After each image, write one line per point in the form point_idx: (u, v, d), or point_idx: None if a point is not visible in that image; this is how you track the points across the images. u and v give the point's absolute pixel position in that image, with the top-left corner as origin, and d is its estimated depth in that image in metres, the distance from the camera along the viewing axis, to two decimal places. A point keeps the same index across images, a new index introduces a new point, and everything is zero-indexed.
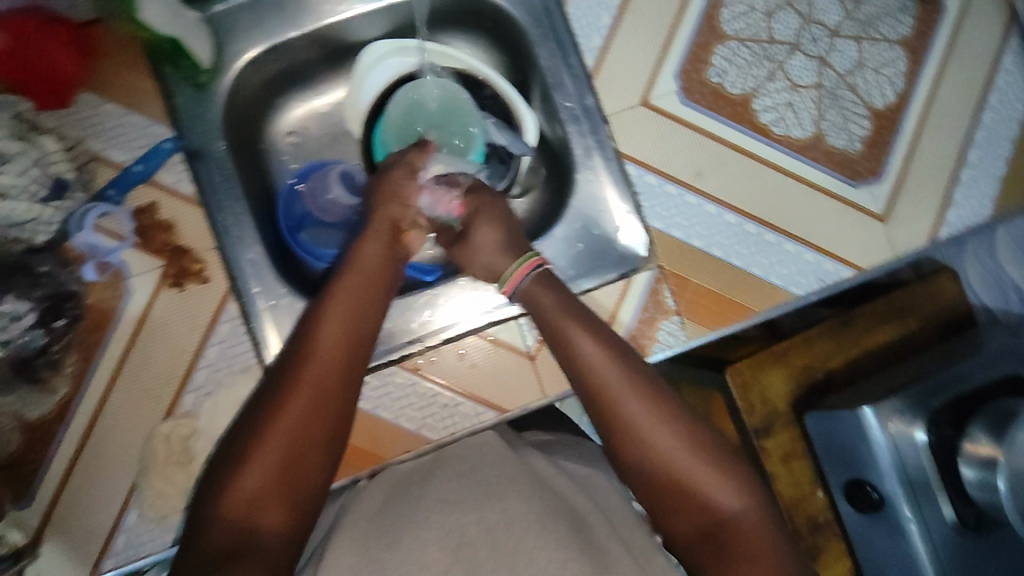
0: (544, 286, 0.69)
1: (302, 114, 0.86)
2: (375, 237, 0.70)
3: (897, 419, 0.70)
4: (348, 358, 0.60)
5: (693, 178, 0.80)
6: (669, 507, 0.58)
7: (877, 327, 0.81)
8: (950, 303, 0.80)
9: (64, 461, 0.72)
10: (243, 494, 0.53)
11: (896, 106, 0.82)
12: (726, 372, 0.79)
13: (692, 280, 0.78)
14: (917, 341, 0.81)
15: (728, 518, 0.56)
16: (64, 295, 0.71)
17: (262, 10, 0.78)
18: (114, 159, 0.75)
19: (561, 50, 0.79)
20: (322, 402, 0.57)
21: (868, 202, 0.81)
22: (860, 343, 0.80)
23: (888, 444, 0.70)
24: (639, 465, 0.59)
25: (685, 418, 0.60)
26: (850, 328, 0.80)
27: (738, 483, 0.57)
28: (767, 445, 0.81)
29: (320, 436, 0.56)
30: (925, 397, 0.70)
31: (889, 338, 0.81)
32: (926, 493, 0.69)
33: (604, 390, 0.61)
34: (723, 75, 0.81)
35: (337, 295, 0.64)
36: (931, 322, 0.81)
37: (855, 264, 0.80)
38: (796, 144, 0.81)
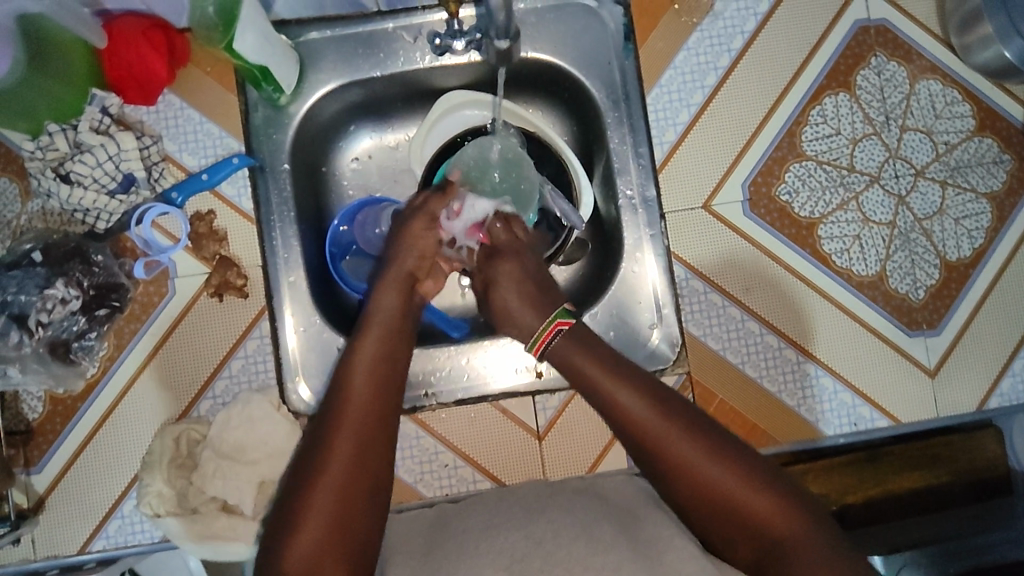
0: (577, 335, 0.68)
1: (371, 145, 0.88)
2: (391, 290, 0.71)
3: None
4: (381, 406, 0.62)
5: (740, 293, 0.78)
6: (728, 534, 0.57)
7: (904, 470, 0.77)
8: (987, 463, 0.77)
9: (79, 437, 0.75)
10: (302, 551, 0.53)
11: (970, 261, 0.78)
12: None
13: (718, 395, 0.77)
14: (943, 493, 0.77)
15: (784, 536, 0.54)
16: (111, 286, 0.75)
17: (351, 47, 0.80)
18: (184, 163, 0.78)
19: (634, 136, 0.79)
20: (361, 449, 0.58)
21: (919, 352, 0.77)
22: (882, 482, 0.76)
23: None
24: (688, 495, 0.58)
25: (723, 440, 0.59)
26: (874, 464, 0.76)
27: (787, 507, 0.56)
28: None
29: (367, 479, 0.57)
30: (942, 560, 0.73)
31: (914, 485, 0.77)
32: None
33: (640, 425, 0.60)
34: (794, 194, 0.79)
35: (366, 350, 0.65)
36: (963, 477, 0.77)
37: (893, 414, 0.77)
38: (856, 280, 0.78)
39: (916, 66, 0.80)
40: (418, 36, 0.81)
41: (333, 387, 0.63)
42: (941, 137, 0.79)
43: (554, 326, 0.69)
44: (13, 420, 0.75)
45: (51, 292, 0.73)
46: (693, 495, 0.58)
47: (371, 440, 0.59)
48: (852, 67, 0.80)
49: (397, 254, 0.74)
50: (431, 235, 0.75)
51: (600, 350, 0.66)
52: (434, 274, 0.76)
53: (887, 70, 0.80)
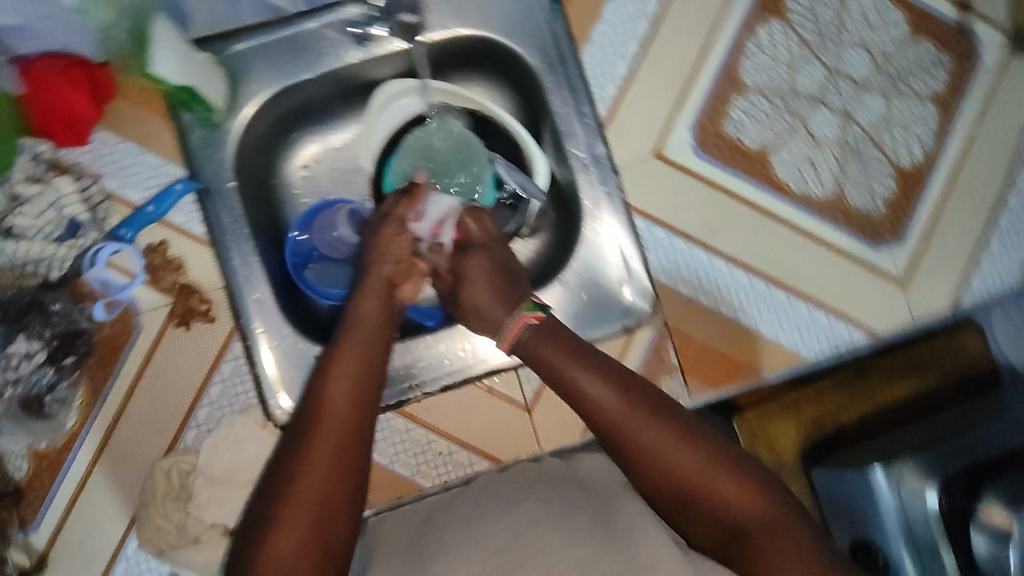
0: (546, 334, 0.67)
1: (316, 150, 0.87)
2: (372, 296, 0.70)
3: (913, 475, 0.70)
4: (363, 415, 0.61)
5: (704, 235, 0.77)
6: (694, 518, 0.58)
7: (892, 380, 0.80)
8: (974, 359, 0.78)
9: (70, 488, 0.74)
10: (278, 561, 0.53)
11: (923, 165, 0.79)
12: (734, 421, 0.81)
13: (697, 338, 0.77)
14: (937, 396, 0.79)
15: (752, 514, 0.56)
16: (75, 332, 0.74)
17: (278, 53, 0.79)
18: (129, 198, 0.77)
19: (575, 97, 0.78)
20: (341, 459, 0.58)
21: (887, 263, 0.78)
22: (872, 395, 0.80)
23: (898, 500, 0.72)
24: (654, 482, 0.59)
25: (685, 422, 0.60)
26: (862, 381, 0.80)
27: (753, 483, 0.57)
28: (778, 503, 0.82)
29: (344, 488, 0.57)
30: (944, 462, 0.69)
31: (906, 393, 0.80)
32: (931, 552, 0.69)
33: (611, 420, 0.61)
34: (741, 127, 0.78)
35: (345, 356, 0.64)
36: (953, 377, 0.79)
37: (869, 326, 0.77)
38: (814, 202, 0.78)
39: None
40: (342, 31, 0.79)
41: (311, 396, 0.62)
42: (877, 48, 0.80)
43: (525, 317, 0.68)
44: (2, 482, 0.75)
45: (14, 348, 0.73)
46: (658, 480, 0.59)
47: (350, 450, 0.58)
48: None
49: (375, 256, 0.72)
50: (403, 239, 0.73)
51: (559, 341, 0.66)
52: (411, 276, 0.74)
53: None
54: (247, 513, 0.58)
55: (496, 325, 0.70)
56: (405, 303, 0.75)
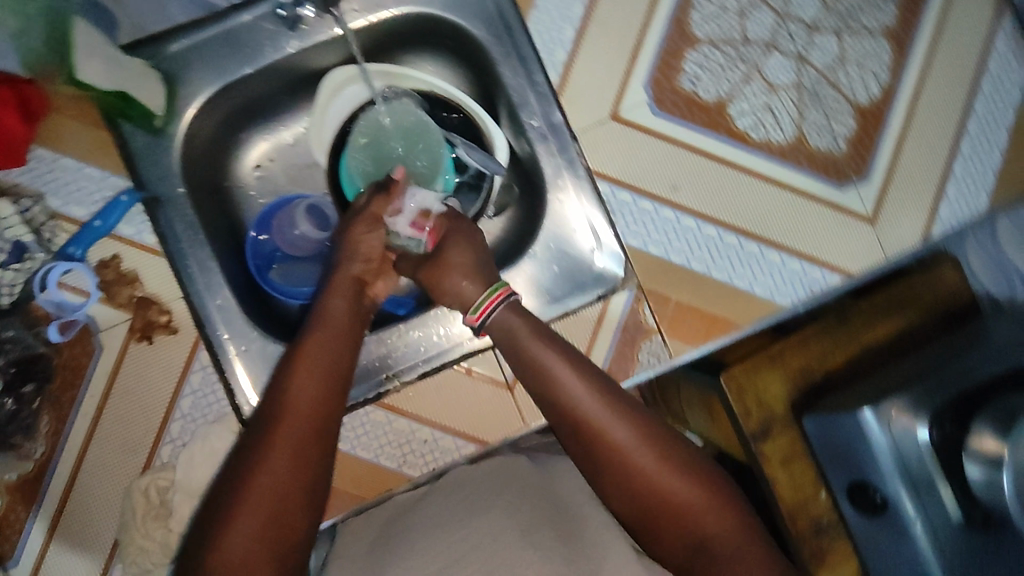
0: (516, 314, 0.66)
1: (268, 147, 0.84)
2: (339, 292, 0.68)
3: (899, 412, 0.66)
4: (326, 412, 0.60)
5: (669, 192, 0.76)
6: (654, 530, 0.59)
7: (876, 319, 0.74)
8: (952, 292, 0.75)
9: (46, 519, 0.72)
10: (232, 560, 0.52)
11: (881, 101, 0.78)
12: (721, 378, 0.71)
13: (672, 297, 0.76)
14: (920, 333, 0.74)
15: (713, 531, 0.58)
16: (31, 357, 0.72)
17: (213, 49, 0.75)
18: (74, 215, 0.74)
19: (525, 67, 0.76)
20: (303, 458, 0.56)
21: (855, 203, 0.77)
22: (857, 338, 0.74)
23: (889, 442, 0.67)
24: (620, 489, 0.59)
25: (659, 432, 0.61)
26: (844, 323, 0.74)
27: (716, 499, 0.59)
28: (765, 450, 0.72)
29: (304, 488, 0.56)
30: (931, 395, 0.65)
31: (889, 332, 0.74)
32: (927, 485, 0.65)
33: (587, 421, 0.60)
34: (697, 81, 0.77)
35: (310, 350, 0.63)
36: (931, 312, 0.75)
37: (842, 268, 0.77)
38: (776, 149, 0.77)
39: None
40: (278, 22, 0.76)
41: (274, 392, 0.60)
42: None
43: (497, 295, 0.66)
44: None
45: None
46: (625, 485, 0.59)
47: (313, 449, 0.57)
48: None
49: (345, 249, 0.70)
50: (373, 236, 0.70)
51: (539, 335, 0.64)
52: (382, 275, 0.72)
53: None
54: (204, 508, 0.57)
55: (469, 302, 0.68)
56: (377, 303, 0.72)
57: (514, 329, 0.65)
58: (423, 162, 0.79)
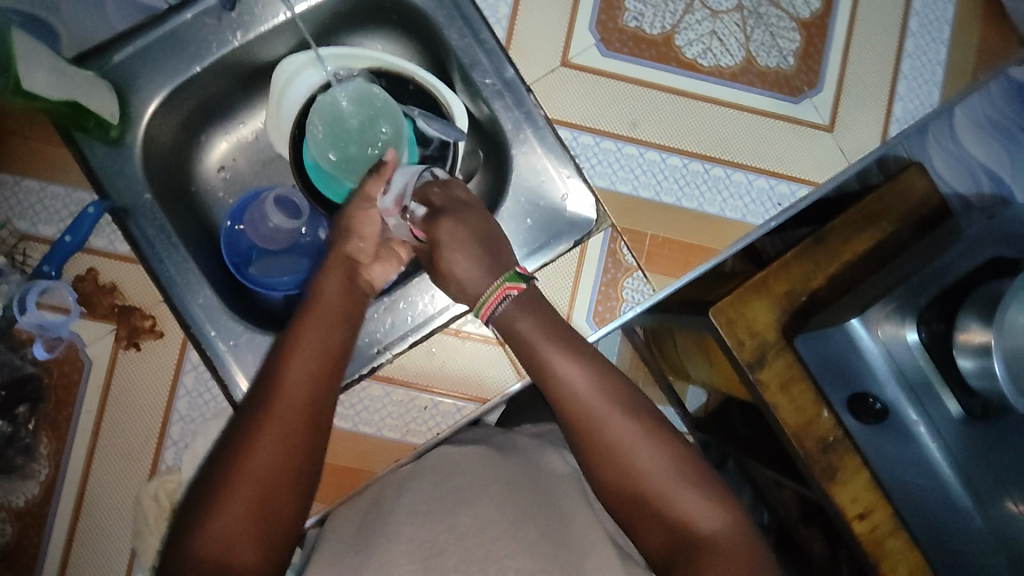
0: (525, 311, 0.66)
1: (229, 148, 0.85)
2: (335, 274, 0.69)
3: (887, 323, 0.67)
4: (317, 398, 0.60)
5: (630, 130, 0.77)
6: (643, 522, 0.62)
7: (852, 238, 0.76)
8: (921, 198, 0.77)
9: (60, 540, 0.72)
10: (218, 535, 0.54)
11: (822, 12, 0.80)
12: (709, 313, 0.73)
13: (648, 232, 0.77)
14: (894, 243, 0.77)
15: (697, 529, 0.61)
16: (22, 378, 0.72)
17: (158, 51, 0.75)
18: (44, 235, 0.73)
19: (470, 27, 0.77)
20: (292, 447, 0.58)
21: (811, 115, 0.78)
22: (837, 257, 0.76)
23: (881, 351, 0.68)
24: (615, 480, 0.62)
25: (666, 437, 0.64)
26: (824, 244, 0.76)
27: (706, 496, 0.62)
28: (762, 377, 0.74)
29: (292, 474, 0.57)
30: (915, 294, 0.67)
31: (869, 246, 0.76)
32: (928, 391, 0.68)
33: (588, 418, 0.63)
34: (640, 17, 0.78)
35: (305, 328, 0.64)
36: (906, 220, 0.77)
37: (809, 180, 0.78)
38: (727, 73, 0.78)
39: None
40: (220, 15, 0.76)
41: (268, 369, 0.61)
42: None
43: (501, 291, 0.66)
44: None
45: None
46: (619, 479, 0.62)
47: (303, 435, 0.58)
48: None
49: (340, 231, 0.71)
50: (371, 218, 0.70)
51: (546, 331, 0.66)
52: (382, 259, 0.72)
53: None
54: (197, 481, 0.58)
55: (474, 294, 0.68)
56: (375, 286, 0.73)
57: (518, 322, 0.66)
58: (386, 133, 0.79)
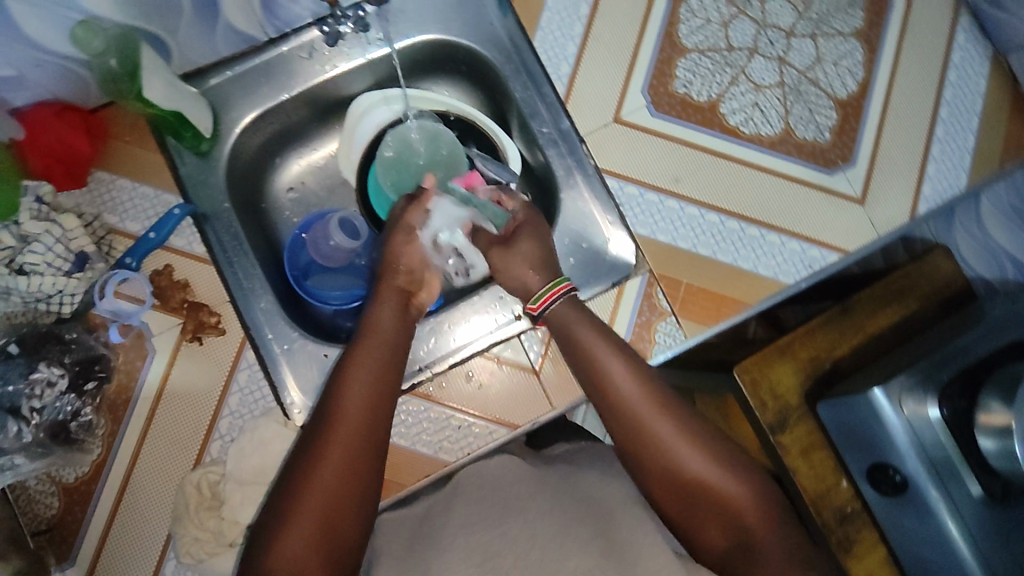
0: (575, 310, 0.70)
1: (300, 170, 0.92)
2: (389, 307, 0.71)
3: (909, 399, 0.71)
4: (372, 422, 0.61)
5: (672, 185, 0.83)
6: (695, 521, 0.61)
7: (877, 311, 0.80)
8: (948, 280, 0.81)
9: (103, 517, 0.76)
10: (287, 553, 0.55)
11: (858, 94, 0.86)
12: (735, 373, 0.78)
13: (684, 281, 0.82)
14: (918, 320, 0.81)
15: (754, 529, 0.60)
16: (93, 358, 0.77)
17: (253, 78, 0.83)
18: (130, 230, 0.80)
19: (533, 81, 0.83)
20: (349, 472, 0.58)
21: (844, 187, 0.84)
22: (862, 329, 0.80)
23: (903, 425, 0.72)
24: (665, 483, 0.62)
25: (714, 436, 0.63)
26: (850, 314, 0.80)
27: (760, 501, 0.61)
28: (784, 441, 0.78)
29: (354, 497, 0.58)
30: (936, 370, 0.70)
31: (892, 321, 0.80)
32: (950, 469, 0.70)
33: (634, 416, 0.63)
34: (689, 85, 0.85)
35: (365, 352, 0.66)
36: (932, 301, 0.81)
37: (839, 246, 0.83)
38: (767, 141, 0.84)
39: None
40: (312, 51, 0.84)
41: (327, 399, 0.62)
42: None
43: (555, 290, 0.71)
44: (34, 521, 0.75)
45: (37, 375, 0.75)
46: (669, 482, 0.62)
47: (363, 457, 0.59)
48: None
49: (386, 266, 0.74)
50: (411, 247, 0.74)
51: (595, 330, 0.69)
52: (426, 285, 0.74)
53: None
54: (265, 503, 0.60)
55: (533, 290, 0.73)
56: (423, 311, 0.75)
57: (569, 322, 0.70)
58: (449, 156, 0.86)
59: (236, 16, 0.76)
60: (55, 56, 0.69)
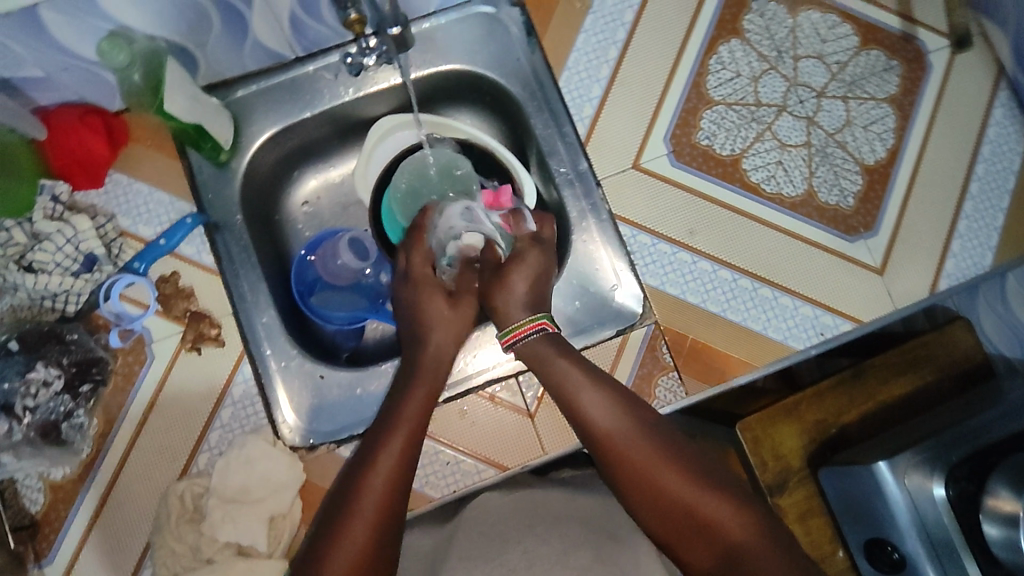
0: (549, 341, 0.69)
1: (317, 185, 0.91)
2: (435, 368, 0.71)
3: (915, 473, 0.67)
4: (408, 474, 0.61)
5: (686, 237, 0.82)
6: (685, 542, 0.60)
7: (890, 379, 0.78)
8: (965, 355, 0.78)
9: (85, 518, 0.76)
10: None
11: (887, 161, 0.84)
12: (737, 428, 0.75)
13: (689, 335, 0.80)
14: (933, 393, 0.78)
15: (742, 541, 0.58)
16: (91, 360, 0.78)
17: (276, 95, 0.83)
18: (141, 234, 0.81)
19: (555, 119, 0.83)
20: (385, 520, 0.58)
21: (863, 255, 0.82)
22: (873, 396, 0.77)
23: (907, 501, 0.67)
24: (649, 504, 0.61)
25: (691, 457, 0.63)
26: (862, 381, 0.77)
27: (745, 518, 0.59)
28: (783, 503, 0.75)
29: (386, 545, 0.58)
30: (945, 449, 0.67)
31: (904, 392, 0.78)
32: (950, 552, 0.66)
33: (607, 441, 0.63)
34: (713, 137, 0.84)
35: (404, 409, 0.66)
36: (948, 373, 0.78)
37: (853, 316, 0.81)
38: (788, 202, 0.83)
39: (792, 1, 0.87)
40: (338, 72, 0.84)
41: (365, 448, 0.63)
42: (832, 58, 0.86)
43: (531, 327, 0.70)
44: (16, 516, 0.76)
45: (33, 374, 0.76)
46: (653, 503, 0.61)
47: (396, 504, 0.59)
48: (737, 15, 0.87)
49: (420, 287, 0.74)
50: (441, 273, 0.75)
51: (564, 353, 0.69)
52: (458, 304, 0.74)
53: (769, 11, 0.87)
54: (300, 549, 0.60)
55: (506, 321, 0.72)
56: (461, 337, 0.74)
57: (547, 357, 0.69)
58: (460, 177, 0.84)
59: (265, 33, 0.77)
60: (83, 62, 0.70)
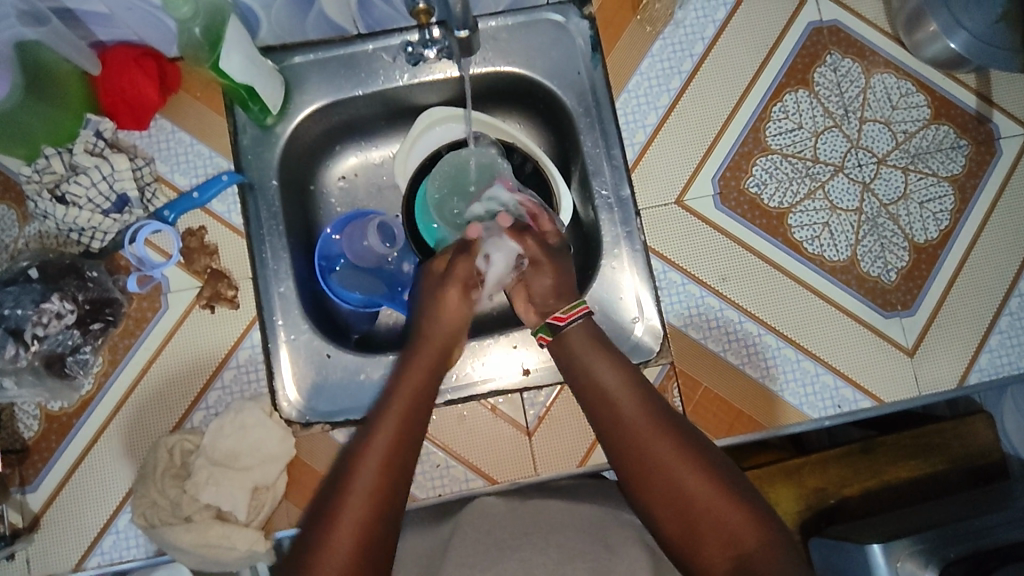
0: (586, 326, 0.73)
1: (356, 163, 0.90)
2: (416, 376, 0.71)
3: (908, 562, 0.65)
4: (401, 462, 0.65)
5: (717, 283, 0.80)
6: (696, 541, 0.61)
7: (899, 460, 0.79)
8: (980, 450, 0.79)
9: (74, 454, 0.76)
10: None
11: (938, 243, 0.81)
12: None
13: (702, 383, 0.78)
14: (939, 483, 0.79)
15: (754, 549, 0.59)
16: (106, 300, 0.78)
17: (332, 68, 0.83)
18: (176, 183, 0.81)
19: (606, 140, 0.82)
20: (381, 499, 0.62)
21: (896, 333, 0.79)
22: (878, 474, 0.79)
23: None
24: (667, 501, 0.63)
25: (710, 458, 0.64)
26: (870, 457, 0.78)
27: (757, 522, 0.61)
28: None
29: (383, 522, 0.61)
30: (943, 543, 0.65)
31: (910, 475, 0.79)
32: None
33: (631, 431, 0.66)
34: (762, 186, 0.82)
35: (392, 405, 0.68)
36: (957, 465, 0.79)
37: (875, 395, 0.78)
38: (828, 265, 0.80)
39: (870, 61, 0.85)
40: (396, 55, 0.83)
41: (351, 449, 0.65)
42: (899, 126, 0.83)
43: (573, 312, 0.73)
44: (9, 439, 0.77)
45: (47, 306, 0.76)
46: (670, 499, 0.63)
47: (394, 489, 0.63)
48: (809, 65, 0.84)
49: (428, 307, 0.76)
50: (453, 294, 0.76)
51: (599, 346, 0.72)
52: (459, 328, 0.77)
53: (842, 67, 0.84)
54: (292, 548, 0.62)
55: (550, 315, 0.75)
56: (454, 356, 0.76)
57: (582, 344, 0.72)
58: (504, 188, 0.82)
59: None
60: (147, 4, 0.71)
